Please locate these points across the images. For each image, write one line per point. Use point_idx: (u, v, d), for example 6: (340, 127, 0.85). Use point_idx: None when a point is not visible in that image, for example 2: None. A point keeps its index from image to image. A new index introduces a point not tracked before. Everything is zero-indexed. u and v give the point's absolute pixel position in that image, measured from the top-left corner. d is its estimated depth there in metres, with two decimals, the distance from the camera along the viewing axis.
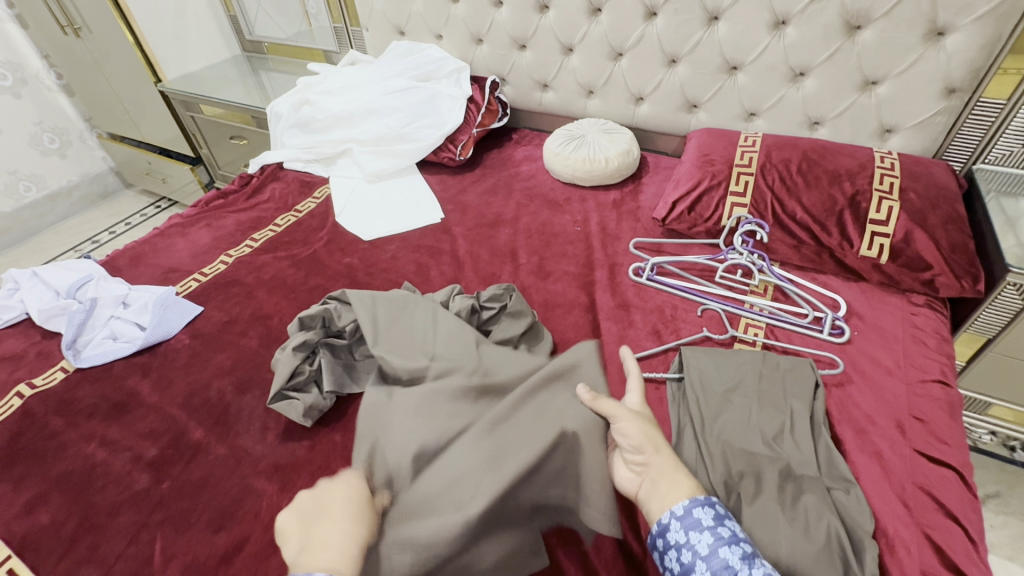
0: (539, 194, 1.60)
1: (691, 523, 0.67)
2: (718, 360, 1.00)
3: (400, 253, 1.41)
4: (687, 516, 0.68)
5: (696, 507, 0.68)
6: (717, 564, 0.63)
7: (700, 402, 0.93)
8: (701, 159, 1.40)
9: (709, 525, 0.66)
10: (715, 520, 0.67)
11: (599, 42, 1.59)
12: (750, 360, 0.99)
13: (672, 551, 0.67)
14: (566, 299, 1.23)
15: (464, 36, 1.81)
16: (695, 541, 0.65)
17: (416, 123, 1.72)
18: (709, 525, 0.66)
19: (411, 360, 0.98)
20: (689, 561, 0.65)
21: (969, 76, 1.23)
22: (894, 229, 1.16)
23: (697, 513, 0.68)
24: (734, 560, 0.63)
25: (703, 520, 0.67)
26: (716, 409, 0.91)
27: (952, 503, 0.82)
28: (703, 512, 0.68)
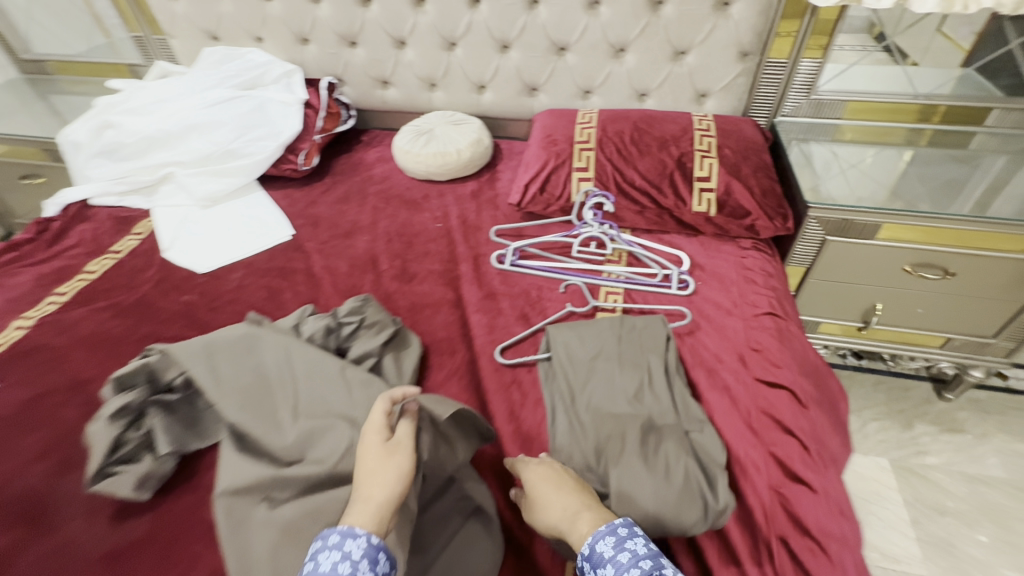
0: (396, 195, 1.54)
1: (597, 561, 0.64)
2: (581, 330, 1.03)
3: (247, 281, 1.27)
4: (591, 555, 0.65)
5: (598, 541, 0.66)
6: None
7: (568, 376, 0.96)
8: (545, 140, 1.43)
9: (610, 556, 0.64)
10: (616, 548, 0.64)
11: (430, 33, 1.56)
12: (611, 325, 1.04)
13: None
14: (433, 298, 1.20)
15: (285, 36, 1.67)
16: None
17: (246, 136, 1.56)
18: (610, 556, 0.64)
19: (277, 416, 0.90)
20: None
21: (755, 40, 1.39)
22: (717, 183, 1.28)
23: (599, 546, 0.65)
24: None
25: (605, 553, 0.64)
26: (584, 379, 0.95)
27: (788, 418, 0.92)
28: (604, 544, 0.65)
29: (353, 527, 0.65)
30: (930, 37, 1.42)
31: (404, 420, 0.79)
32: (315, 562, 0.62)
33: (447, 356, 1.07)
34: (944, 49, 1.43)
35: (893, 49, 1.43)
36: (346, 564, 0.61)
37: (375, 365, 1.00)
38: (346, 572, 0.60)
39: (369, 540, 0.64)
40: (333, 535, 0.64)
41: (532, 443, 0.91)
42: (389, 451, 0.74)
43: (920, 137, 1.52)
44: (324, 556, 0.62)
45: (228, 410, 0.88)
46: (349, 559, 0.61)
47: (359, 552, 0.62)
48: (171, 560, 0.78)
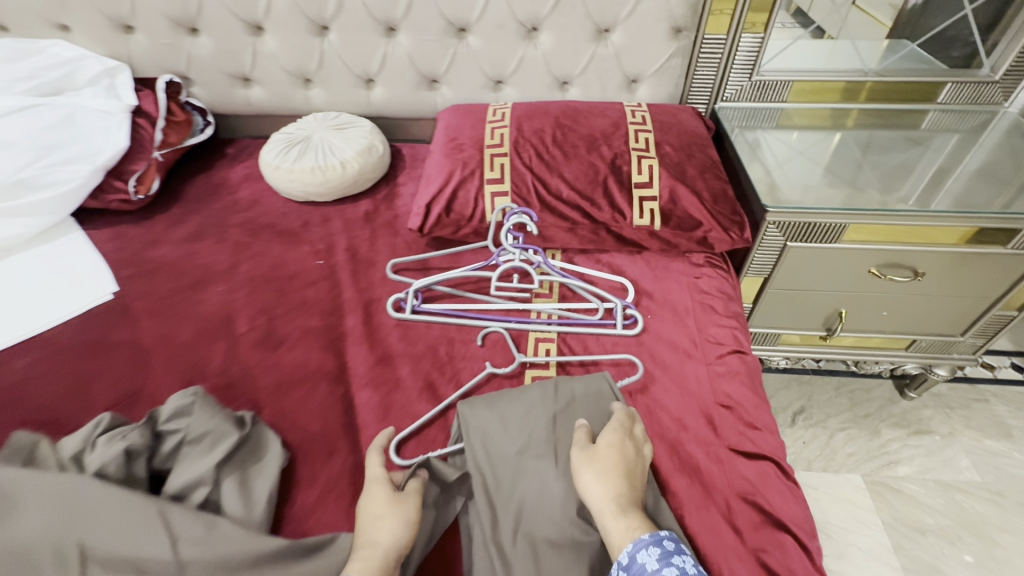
0: (266, 225, 1.20)
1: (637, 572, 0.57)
2: (505, 406, 0.77)
3: (39, 369, 0.91)
4: (632, 564, 0.57)
5: (640, 552, 0.57)
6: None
7: (488, 486, 0.70)
8: (448, 145, 1.15)
9: (654, 569, 0.55)
10: (661, 562, 0.56)
11: (291, 14, 1.22)
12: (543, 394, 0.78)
13: None
14: (307, 371, 0.89)
15: (100, 23, 1.27)
16: None
17: (48, 158, 1.16)
18: (655, 569, 0.56)
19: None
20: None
21: (689, 13, 1.16)
22: (659, 190, 1.05)
23: (641, 557, 0.57)
24: None
25: (647, 565, 0.56)
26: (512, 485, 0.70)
27: (776, 505, 0.71)
28: (647, 555, 0.57)
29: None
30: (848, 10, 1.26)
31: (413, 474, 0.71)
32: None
33: (323, 460, 0.78)
34: (863, 24, 1.27)
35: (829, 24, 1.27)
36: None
37: (207, 498, 0.69)
38: None
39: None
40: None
41: None
42: (394, 499, 0.67)
43: (845, 117, 1.37)
44: None
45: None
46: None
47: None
48: None
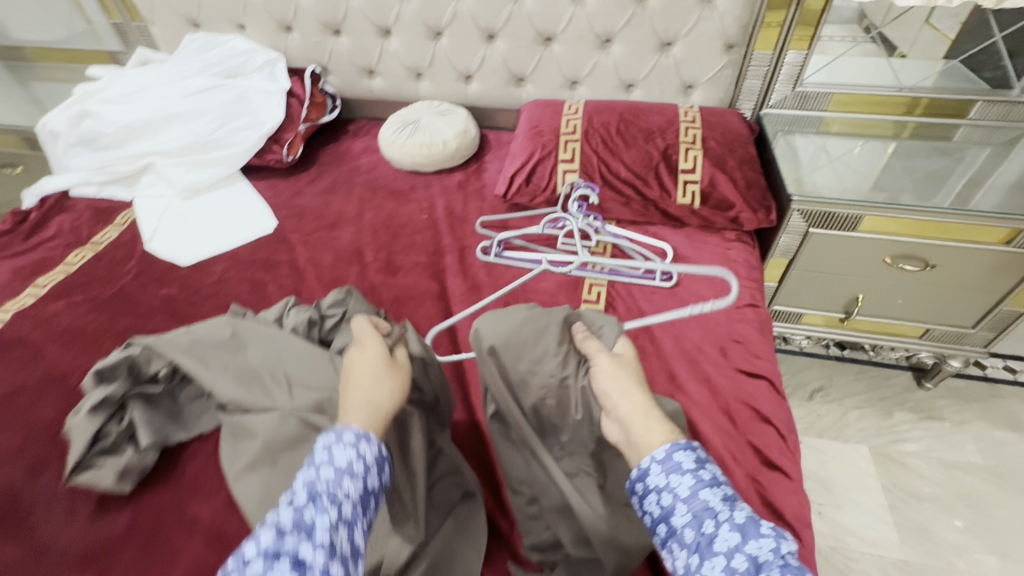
0: (382, 186, 1.53)
1: (672, 468, 0.60)
2: (517, 319, 0.85)
3: (229, 274, 1.26)
4: (667, 460, 0.61)
5: (678, 450, 0.61)
6: (698, 507, 0.56)
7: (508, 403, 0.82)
8: (531, 131, 1.43)
9: (691, 467, 0.60)
10: (697, 463, 0.60)
11: (414, 22, 1.54)
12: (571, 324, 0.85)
13: (652, 495, 0.60)
14: (418, 290, 1.20)
15: (269, 24, 1.64)
16: (675, 484, 0.59)
17: (229, 125, 1.54)
18: (692, 468, 0.59)
19: (271, 397, 0.90)
20: (669, 504, 0.58)
21: (740, 32, 1.38)
22: (701, 175, 1.28)
23: (678, 455, 0.61)
24: (715, 502, 0.56)
25: (684, 463, 0.60)
26: (532, 393, 0.83)
27: (766, 408, 0.94)
28: (684, 455, 0.61)
29: (367, 431, 0.64)
30: (917, 29, 1.41)
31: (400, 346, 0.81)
32: (329, 452, 0.59)
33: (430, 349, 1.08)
34: (929, 39, 1.42)
35: (883, 39, 1.43)
36: (360, 464, 0.60)
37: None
38: (361, 470, 0.59)
39: (380, 448, 0.63)
40: (348, 433, 0.62)
41: None
42: (390, 361, 0.76)
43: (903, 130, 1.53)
44: (339, 450, 0.60)
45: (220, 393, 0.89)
46: (364, 462, 0.60)
47: (372, 456, 0.61)
48: (152, 552, 0.79)
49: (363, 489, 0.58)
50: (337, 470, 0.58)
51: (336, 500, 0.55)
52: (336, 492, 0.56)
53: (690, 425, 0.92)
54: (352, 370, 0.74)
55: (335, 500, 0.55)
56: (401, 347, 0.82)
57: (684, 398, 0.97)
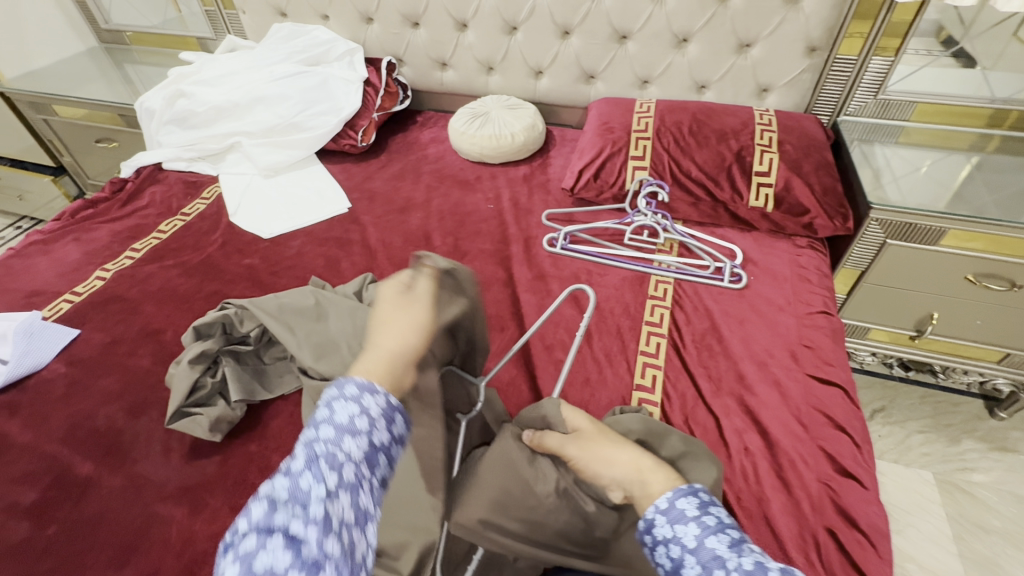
0: (449, 175, 1.57)
1: (676, 516, 0.61)
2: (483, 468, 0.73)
3: (306, 249, 1.32)
4: (671, 509, 0.62)
5: (680, 498, 0.62)
6: (707, 557, 0.55)
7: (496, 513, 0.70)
8: (601, 127, 1.44)
9: (695, 514, 0.60)
10: (700, 508, 0.61)
11: (492, 16, 1.57)
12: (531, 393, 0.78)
13: (661, 547, 0.60)
14: (484, 276, 1.22)
15: (352, 15, 1.72)
16: (681, 535, 0.59)
17: (309, 110, 1.62)
18: (695, 515, 0.60)
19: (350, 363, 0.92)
20: (679, 556, 0.58)
21: (825, 35, 1.35)
22: (776, 179, 1.26)
23: (681, 503, 0.62)
24: (722, 549, 0.55)
25: (688, 510, 0.61)
26: (520, 499, 0.71)
27: (839, 415, 0.92)
28: (686, 502, 0.62)
29: (370, 382, 0.60)
30: (1004, 43, 1.34)
31: (423, 275, 0.72)
32: (331, 410, 0.56)
33: (497, 331, 1.10)
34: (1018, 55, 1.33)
35: (963, 53, 1.36)
36: (365, 419, 0.56)
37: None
38: (364, 426, 0.55)
39: (387, 400, 0.59)
40: (351, 387, 0.58)
41: None
42: (413, 302, 0.68)
43: (986, 143, 1.43)
44: (340, 406, 0.56)
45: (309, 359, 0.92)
46: (368, 417, 0.56)
47: (377, 410, 0.57)
48: (237, 499, 0.84)
49: (368, 447, 0.55)
50: (338, 428, 0.54)
51: (336, 464, 0.51)
52: (336, 456, 0.52)
53: (758, 426, 0.91)
54: (372, 321, 0.68)
55: (335, 466, 0.51)
56: (423, 278, 0.72)
57: (753, 399, 0.96)
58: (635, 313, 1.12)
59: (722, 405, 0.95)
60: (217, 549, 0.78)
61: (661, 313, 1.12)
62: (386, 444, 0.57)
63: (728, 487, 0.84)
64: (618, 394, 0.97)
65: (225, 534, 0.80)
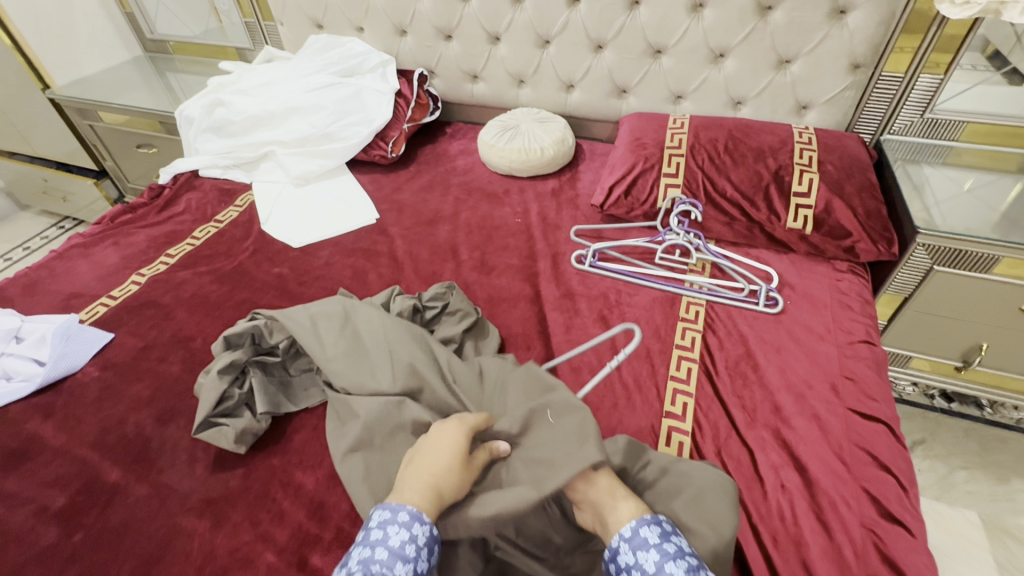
0: (477, 188, 1.56)
1: (638, 543, 0.63)
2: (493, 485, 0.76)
3: (334, 259, 1.33)
4: (634, 536, 0.64)
5: (643, 527, 0.65)
6: None
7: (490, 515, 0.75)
8: (633, 143, 1.41)
9: (655, 542, 0.63)
10: (661, 537, 0.64)
11: (525, 30, 1.57)
12: (528, 395, 0.89)
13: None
14: (511, 292, 1.21)
15: (386, 28, 1.74)
16: (643, 561, 0.61)
17: (342, 121, 1.64)
18: (656, 542, 0.63)
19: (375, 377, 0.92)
20: None
21: (870, 52, 1.31)
22: (816, 200, 1.22)
23: (644, 531, 0.64)
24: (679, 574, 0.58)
25: (650, 538, 0.63)
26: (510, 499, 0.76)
27: (884, 455, 0.87)
28: (649, 530, 0.64)
29: (420, 511, 0.66)
30: None
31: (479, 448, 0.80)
32: (383, 532, 0.62)
33: (523, 350, 1.08)
34: None
35: (1016, 73, 1.27)
36: (412, 546, 0.62)
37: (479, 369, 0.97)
38: (412, 554, 0.61)
39: (431, 529, 0.65)
40: (402, 513, 0.65)
41: None
42: (465, 460, 0.77)
43: None
44: (393, 530, 0.63)
45: (337, 377, 0.92)
46: (416, 544, 0.62)
47: (423, 539, 0.64)
48: (258, 515, 0.83)
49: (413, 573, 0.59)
50: (390, 552, 0.60)
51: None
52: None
53: (796, 462, 0.87)
54: (420, 459, 0.75)
55: None
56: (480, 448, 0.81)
57: (790, 433, 0.91)
58: (665, 336, 1.09)
59: (757, 438, 0.91)
60: (237, 565, 0.78)
61: (692, 336, 1.08)
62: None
63: (762, 527, 0.80)
64: (646, 422, 0.94)
65: (246, 549, 0.79)
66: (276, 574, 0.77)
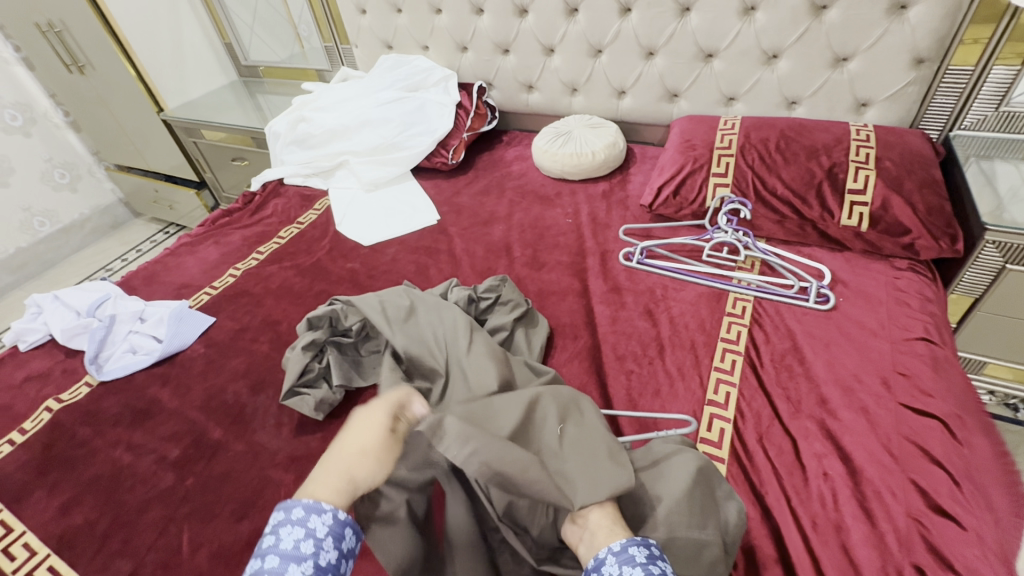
0: (531, 191, 1.65)
1: (626, 559, 0.64)
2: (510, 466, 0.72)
3: (400, 256, 1.46)
4: (622, 552, 0.65)
5: (633, 545, 0.66)
6: None
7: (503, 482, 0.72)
8: (683, 144, 1.45)
9: (643, 561, 0.63)
10: (649, 558, 0.64)
11: (578, 41, 1.65)
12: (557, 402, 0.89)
13: None
14: (560, 287, 1.28)
15: (450, 46, 1.88)
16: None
17: (408, 131, 1.79)
18: (643, 562, 0.63)
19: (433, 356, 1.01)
20: None
21: (935, 46, 1.27)
22: (872, 197, 1.20)
23: (633, 549, 0.65)
24: None
25: (637, 557, 0.64)
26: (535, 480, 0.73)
27: (937, 449, 0.84)
28: (638, 550, 0.65)
29: (318, 502, 0.64)
30: None
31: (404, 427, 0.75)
32: (276, 536, 0.60)
33: (570, 340, 1.15)
34: None
35: None
36: (309, 541, 0.60)
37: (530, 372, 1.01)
38: (309, 550, 0.60)
39: (335, 516, 0.63)
40: (297, 509, 0.62)
41: (649, 429, 0.96)
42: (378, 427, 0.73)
43: None
44: (285, 531, 0.60)
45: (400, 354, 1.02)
46: (313, 538, 0.60)
47: (323, 530, 0.62)
48: None
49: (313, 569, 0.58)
50: (283, 556, 0.58)
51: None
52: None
53: (840, 451, 0.87)
54: (347, 438, 0.72)
55: None
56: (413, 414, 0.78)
57: (835, 423, 0.92)
58: (711, 329, 1.12)
59: (801, 428, 0.92)
60: None
61: (738, 330, 1.11)
62: (334, 564, 0.61)
63: (802, 511, 0.82)
64: (687, 409, 0.98)
65: None
66: None
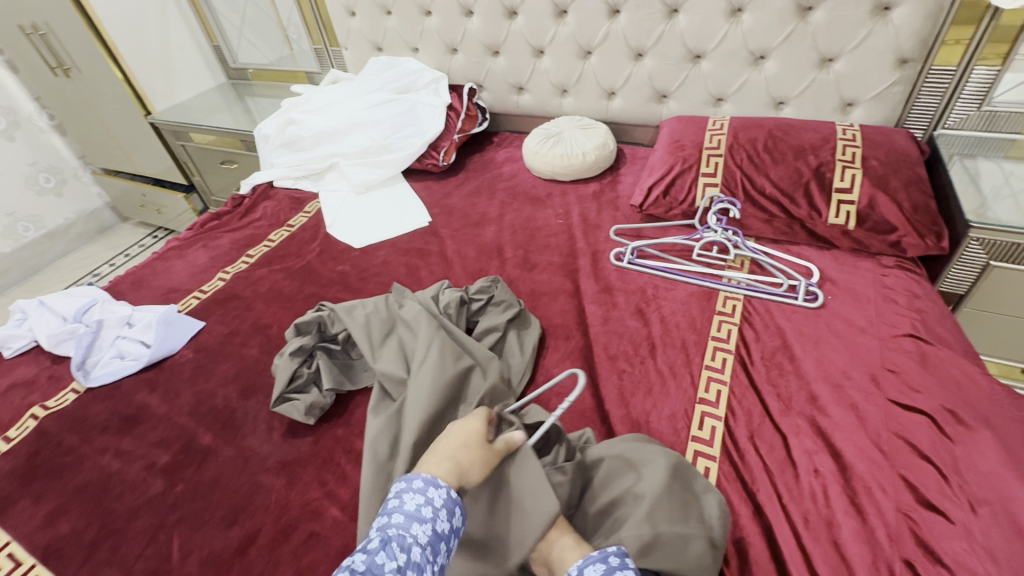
0: (522, 192, 1.65)
1: None
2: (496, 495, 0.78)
3: (391, 258, 1.46)
4: None
5: (588, 566, 0.67)
6: None
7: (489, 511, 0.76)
8: (672, 145, 1.46)
9: None
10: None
11: (568, 42, 1.66)
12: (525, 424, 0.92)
13: None
14: (552, 287, 1.28)
15: (439, 48, 1.88)
16: None
17: (399, 133, 1.79)
18: None
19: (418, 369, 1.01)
20: None
21: (918, 46, 1.29)
22: (859, 196, 1.22)
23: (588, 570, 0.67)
24: None
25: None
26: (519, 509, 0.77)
27: (925, 444, 0.85)
28: (594, 569, 0.66)
29: (435, 477, 0.72)
30: None
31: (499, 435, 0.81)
32: (400, 499, 0.69)
33: (562, 340, 1.15)
34: None
35: None
36: (429, 507, 0.68)
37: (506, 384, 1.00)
38: (429, 514, 0.67)
39: (449, 493, 0.71)
40: (417, 481, 0.71)
41: (641, 428, 0.96)
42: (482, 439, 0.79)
43: None
44: (409, 496, 0.69)
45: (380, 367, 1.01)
46: (433, 504, 0.68)
47: (440, 501, 0.69)
48: (325, 476, 0.94)
49: (431, 533, 0.65)
50: (407, 515, 0.66)
51: (406, 545, 0.62)
52: (405, 537, 0.63)
53: (830, 448, 0.88)
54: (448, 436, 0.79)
55: (404, 545, 0.62)
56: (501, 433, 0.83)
57: (825, 420, 0.93)
58: (701, 328, 1.12)
59: (792, 425, 0.93)
60: (308, 517, 0.89)
61: (728, 329, 1.11)
62: (447, 532, 0.67)
63: (793, 508, 0.82)
64: (679, 408, 0.98)
65: (315, 504, 0.90)
66: (341, 527, 0.87)
